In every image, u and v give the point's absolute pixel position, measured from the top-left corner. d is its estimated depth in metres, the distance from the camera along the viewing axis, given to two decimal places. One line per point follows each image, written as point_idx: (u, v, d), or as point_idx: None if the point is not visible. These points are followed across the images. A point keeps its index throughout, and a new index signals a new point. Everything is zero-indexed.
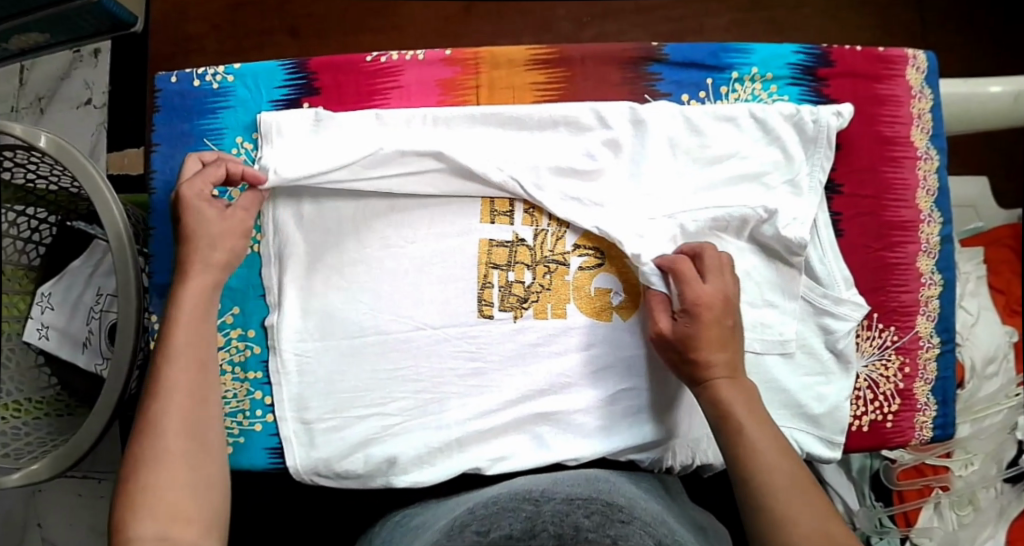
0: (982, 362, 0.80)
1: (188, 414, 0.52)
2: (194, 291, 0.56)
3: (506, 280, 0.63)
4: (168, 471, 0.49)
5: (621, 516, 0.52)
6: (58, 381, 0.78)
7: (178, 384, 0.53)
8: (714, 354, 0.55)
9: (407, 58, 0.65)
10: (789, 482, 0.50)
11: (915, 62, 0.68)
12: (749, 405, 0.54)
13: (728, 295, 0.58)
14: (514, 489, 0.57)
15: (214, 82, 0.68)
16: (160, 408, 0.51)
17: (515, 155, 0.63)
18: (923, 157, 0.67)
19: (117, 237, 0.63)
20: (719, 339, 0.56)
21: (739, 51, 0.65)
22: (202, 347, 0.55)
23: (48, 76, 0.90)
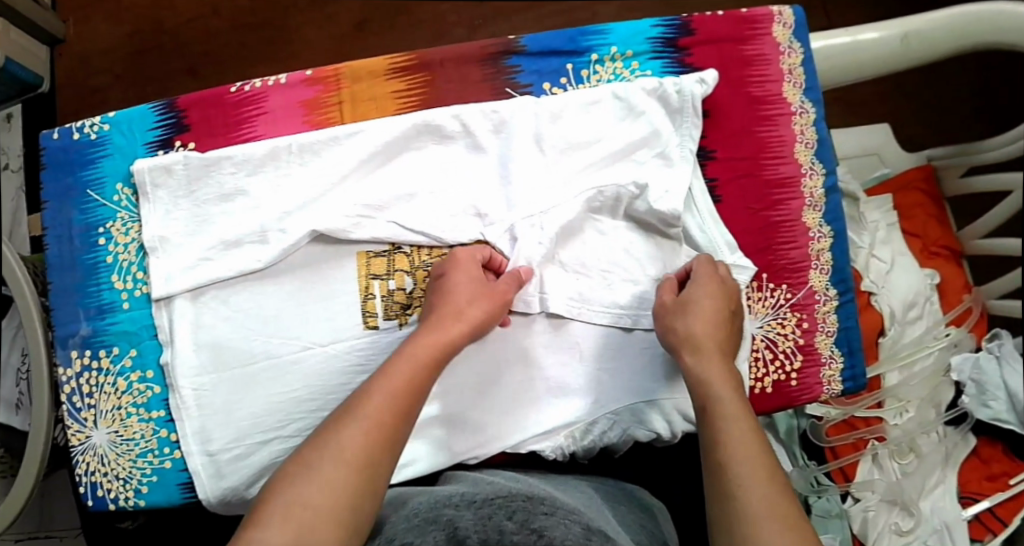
0: (901, 309, 0.80)
1: (367, 445, 0.49)
2: (432, 335, 0.56)
3: (387, 289, 0.63)
4: (326, 485, 0.46)
5: (544, 508, 0.51)
6: None
7: (373, 414, 0.50)
8: (695, 322, 0.57)
9: (269, 84, 0.66)
10: (751, 456, 0.48)
11: (781, 18, 0.68)
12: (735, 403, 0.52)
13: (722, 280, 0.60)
14: (435, 496, 0.54)
15: (92, 133, 0.69)
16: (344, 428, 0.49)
17: (386, 167, 0.64)
18: (798, 111, 0.67)
19: (24, 298, 0.65)
20: (708, 313, 0.58)
21: (597, 33, 0.66)
22: (415, 394, 0.52)
23: None
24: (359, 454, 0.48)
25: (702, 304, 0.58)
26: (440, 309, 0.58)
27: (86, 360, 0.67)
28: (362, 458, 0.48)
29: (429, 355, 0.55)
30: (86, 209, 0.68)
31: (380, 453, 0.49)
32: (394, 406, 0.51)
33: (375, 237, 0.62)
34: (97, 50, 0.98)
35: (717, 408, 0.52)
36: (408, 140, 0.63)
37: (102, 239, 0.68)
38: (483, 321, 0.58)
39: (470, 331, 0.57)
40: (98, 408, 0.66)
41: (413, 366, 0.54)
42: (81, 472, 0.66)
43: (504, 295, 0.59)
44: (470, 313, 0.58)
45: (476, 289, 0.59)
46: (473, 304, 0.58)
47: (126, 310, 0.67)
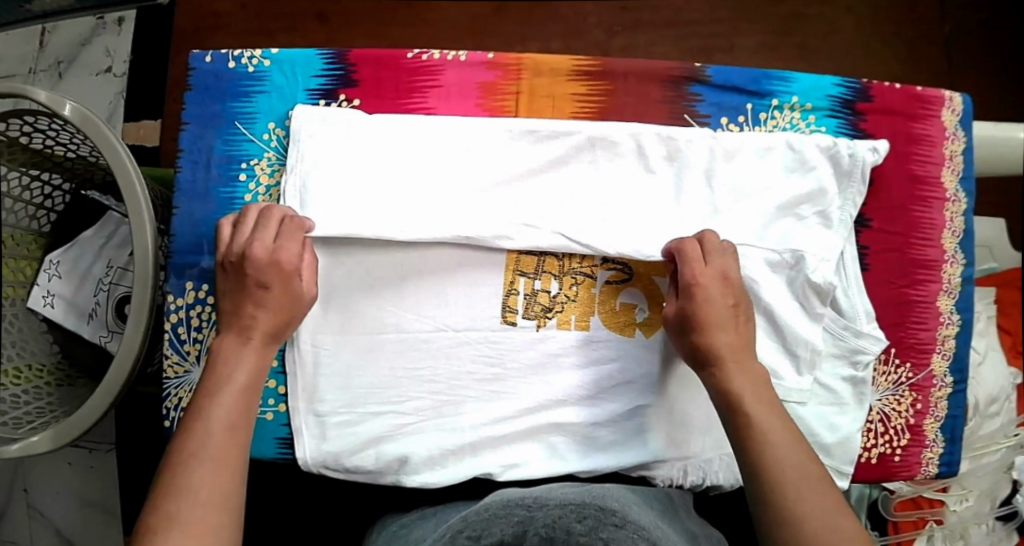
0: (986, 401, 0.82)
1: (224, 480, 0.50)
2: (249, 365, 0.56)
3: (532, 289, 0.63)
4: (195, 524, 0.47)
5: (615, 520, 0.48)
6: (60, 349, 0.82)
7: (217, 450, 0.51)
8: (717, 336, 0.57)
9: (449, 58, 0.64)
10: (809, 474, 0.51)
11: (950, 103, 0.68)
12: (780, 429, 0.53)
13: (729, 276, 0.59)
14: (508, 496, 0.53)
15: (250, 65, 0.66)
16: (196, 468, 0.50)
17: (552, 164, 0.62)
18: (951, 199, 0.68)
19: (138, 215, 0.65)
20: (722, 319, 0.58)
21: (780, 79, 0.65)
22: (240, 418, 0.54)
23: (70, 40, 0.99)
24: (216, 487, 0.50)
25: (707, 313, 0.58)
26: (228, 325, 0.58)
27: (200, 294, 0.65)
28: (223, 494, 0.50)
29: (243, 385, 0.55)
30: (231, 140, 0.65)
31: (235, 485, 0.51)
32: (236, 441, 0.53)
33: (534, 246, 0.61)
34: None
35: (774, 438, 0.53)
36: (582, 144, 0.63)
37: (243, 175, 0.65)
38: (281, 324, 0.58)
39: (261, 351, 0.58)
40: (204, 344, 0.64)
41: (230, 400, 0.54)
42: (171, 405, 0.64)
43: (293, 268, 0.58)
44: (257, 325, 0.58)
45: (263, 293, 0.58)
46: (264, 307, 0.58)
47: None
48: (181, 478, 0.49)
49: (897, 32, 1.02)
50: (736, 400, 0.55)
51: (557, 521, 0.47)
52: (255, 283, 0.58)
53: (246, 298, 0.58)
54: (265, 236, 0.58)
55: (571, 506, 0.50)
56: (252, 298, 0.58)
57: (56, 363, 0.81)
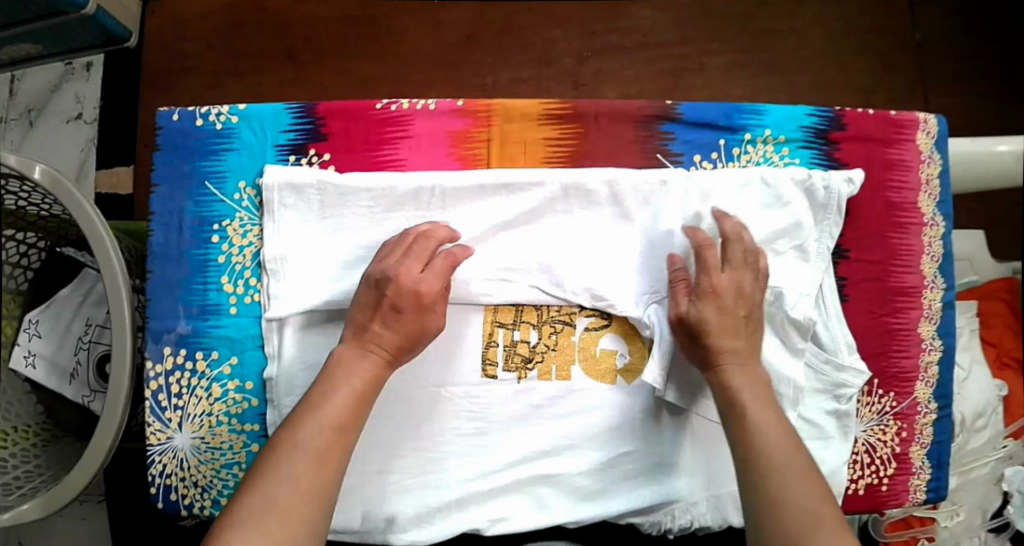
0: (971, 416, 0.82)
1: (310, 482, 0.49)
2: (363, 375, 0.54)
3: (512, 340, 0.62)
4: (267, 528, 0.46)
5: None
6: (45, 408, 0.81)
7: (311, 448, 0.50)
8: (723, 341, 0.57)
9: (417, 107, 0.63)
10: (801, 480, 0.50)
11: (925, 126, 0.67)
12: (778, 435, 0.53)
13: (743, 287, 0.59)
14: None
15: (218, 122, 0.64)
16: (284, 464, 0.49)
17: (530, 218, 0.62)
18: (929, 223, 0.67)
19: (113, 277, 0.64)
20: (727, 326, 0.58)
21: (752, 112, 0.65)
22: (350, 423, 0.52)
23: (40, 88, 0.96)
24: (302, 490, 0.49)
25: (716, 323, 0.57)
26: (350, 330, 0.56)
27: (178, 359, 0.64)
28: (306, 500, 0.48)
29: (356, 394, 0.53)
30: (202, 201, 0.64)
31: (320, 490, 0.49)
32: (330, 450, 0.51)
33: (512, 300, 0.62)
34: (195, 17, 1.01)
35: (769, 438, 0.53)
36: (557, 189, 0.61)
37: (216, 237, 0.64)
38: (406, 346, 0.56)
39: (379, 369, 0.55)
40: (185, 411, 0.63)
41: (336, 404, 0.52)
42: (156, 473, 0.63)
43: (438, 285, 0.57)
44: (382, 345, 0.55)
45: (393, 316, 0.56)
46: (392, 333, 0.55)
47: (233, 315, 0.64)
48: (270, 470, 0.49)
49: (866, 43, 1.02)
50: (736, 397, 0.56)
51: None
52: (390, 306, 0.56)
53: (377, 316, 0.56)
54: (412, 267, 0.57)
55: None
56: (381, 316, 0.56)
57: (39, 423, 0.80)
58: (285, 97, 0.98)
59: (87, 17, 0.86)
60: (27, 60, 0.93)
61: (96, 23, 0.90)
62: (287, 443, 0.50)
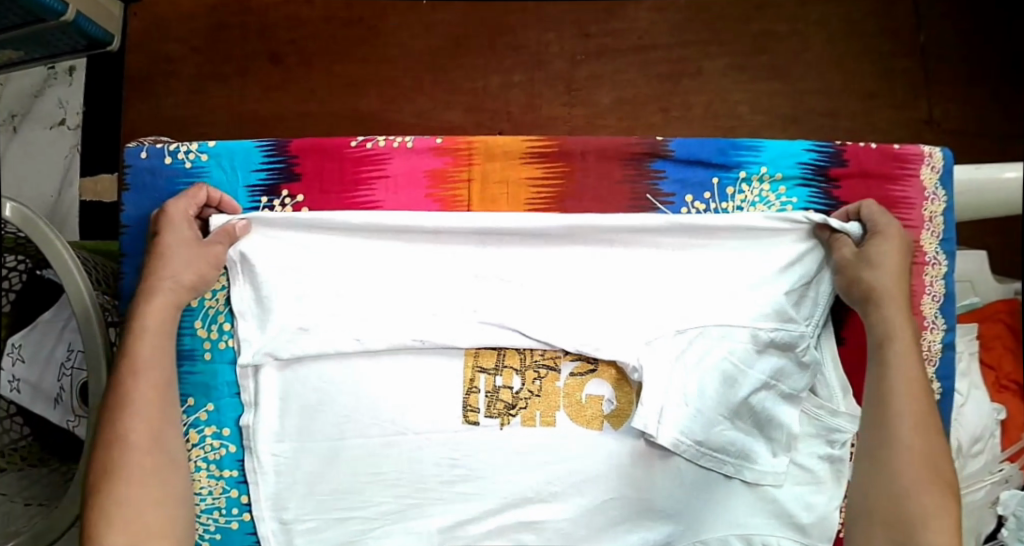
0: (969, 443, 0.81)
1: (154, 428, 0.54)
2: (163, 306, 0.57)
3: (494, 386, 0.61)
4: (136, 482, 0.52)
5: None
6: (31, 431, 0.76)
7: (143, 397, 0.54)
8: (889, 280, 0.58)
9: (394, 145, 0.61)
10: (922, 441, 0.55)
11: (930, 161, 0.64)
12: (911, 392, 0.56)
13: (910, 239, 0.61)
14: None
15: (188, 160, 0.63)
16: (127, 421, 0.53)
17: (515, 262, 0.61)
18: (930, 262, 0.65)
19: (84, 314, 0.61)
20: (894, 268, 0.59)
21: (748, 148, 0.61)
22: (165, 356, 0.56)
23: (21, 93, 0.88)
24: (150, 434, 0.54)
25: (888, 258, 0.59)
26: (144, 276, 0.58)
27: None
28: (152, 462, 0.53)
29: (157, 350, 0.56)
30: None
31: (164, 431, 0.55)
32: (159, 418, 0.55)
33: (493, 344, 0.60)
34: (177, 17, 0.95)
35: (896, 398, 0.56)
36: (537, 230, 0.60)
37: None
38: (197, 279, 0.58)
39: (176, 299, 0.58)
40: None
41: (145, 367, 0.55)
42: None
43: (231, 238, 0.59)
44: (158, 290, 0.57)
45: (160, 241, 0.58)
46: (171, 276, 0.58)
47: (208, 360, 0.62)
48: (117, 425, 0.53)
49: (870, 45, 0.98)
50: (883, 348, 0.58)
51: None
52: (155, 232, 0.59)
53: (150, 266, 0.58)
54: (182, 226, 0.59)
55: None
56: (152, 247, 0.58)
57: (25, 445, 0.75)
58: (271, 103, 0.95)
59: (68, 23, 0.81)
60: (10, 65, 0.86)
61: (77, 29, 0.84)
62: (124, 397, 0.54)
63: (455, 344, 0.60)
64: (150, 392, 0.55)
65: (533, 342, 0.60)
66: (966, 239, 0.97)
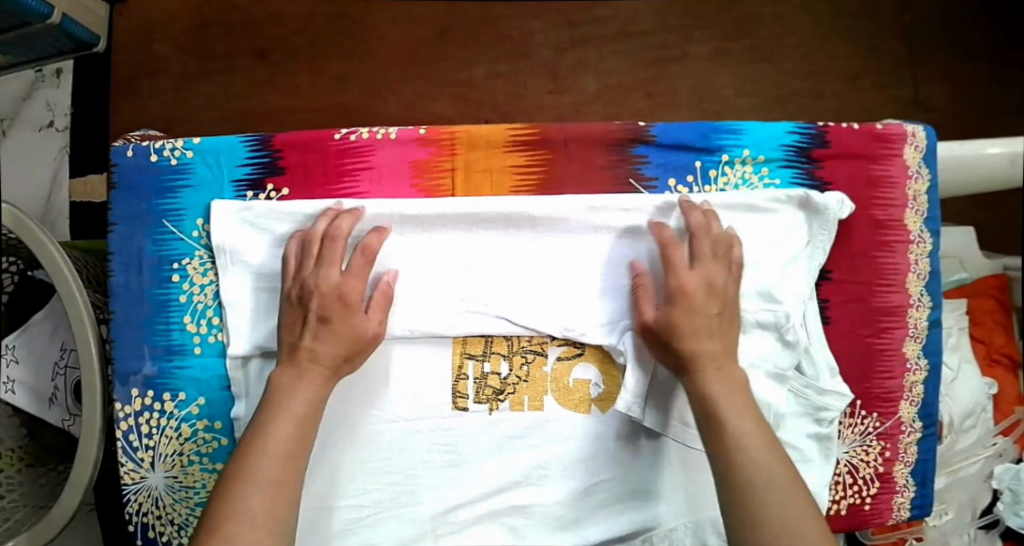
0: (960, 419, 0.81)
1: (283, 471, 0.52)
2: (331, 346, 0.57)
3: (482, 372, 0.61)
4: (255, 525, 0.50)
5: None
6: (28, 431, 0.77)
7: (278, 438, 0.53)
8: (697, 345, 0.56)
9: (378, 137, 0.61)
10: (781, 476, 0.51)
11: (913, 140, 0.64)
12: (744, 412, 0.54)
13: (713, 284, 0.58)
14: None
15: (173, 157, 0.63)
16: (251, 463, 0.52)
17: (503, 250, 0.61)
18: (915, 241, 0.65)
19: (76, 316, 0.61)
20: (700, 330, 0.57)
21: (730, 132, 0.62)
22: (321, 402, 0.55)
23: (11, 97, 0.89)
24: (277, 479, 0.52)
25: (693, 317, 0.57)
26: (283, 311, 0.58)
27: (146, 400, 0.63)
28: (268, 521, 0.50)
29: (300, 414, 0.54)
30: (160, 240, 0.63)
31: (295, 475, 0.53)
32: (286, 458, 0.53)
33: (481, 332, 0.60)
34: (162, 17, 0.95)
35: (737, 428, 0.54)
36: (524, 214, 0.60)
37: (176, 276, 0.63)
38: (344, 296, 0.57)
39: (323, 382, 0.56)
40: (156, 450, 0.63)
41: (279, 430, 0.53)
42: (132, 511, 0.63)
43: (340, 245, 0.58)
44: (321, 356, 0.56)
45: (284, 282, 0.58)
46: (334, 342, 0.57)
47: (198, 355, 0.63)
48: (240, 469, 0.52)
49: (852, 27, 0.99)
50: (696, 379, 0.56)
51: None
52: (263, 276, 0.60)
53: (308, 330, 0.57)
54: (330, 272, 0.57)
55: None
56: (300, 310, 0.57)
57: (22, 446, 0.75)
58: (259, 99, 0.95)
59: (55, 26, 0.81)
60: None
61: (63, 31, 0.85)
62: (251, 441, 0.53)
63: (443, 333, 0.60)
64: (290, 434, 0.54)
65: (520, 328, 0.61)
66: (952, 218, 0.98)
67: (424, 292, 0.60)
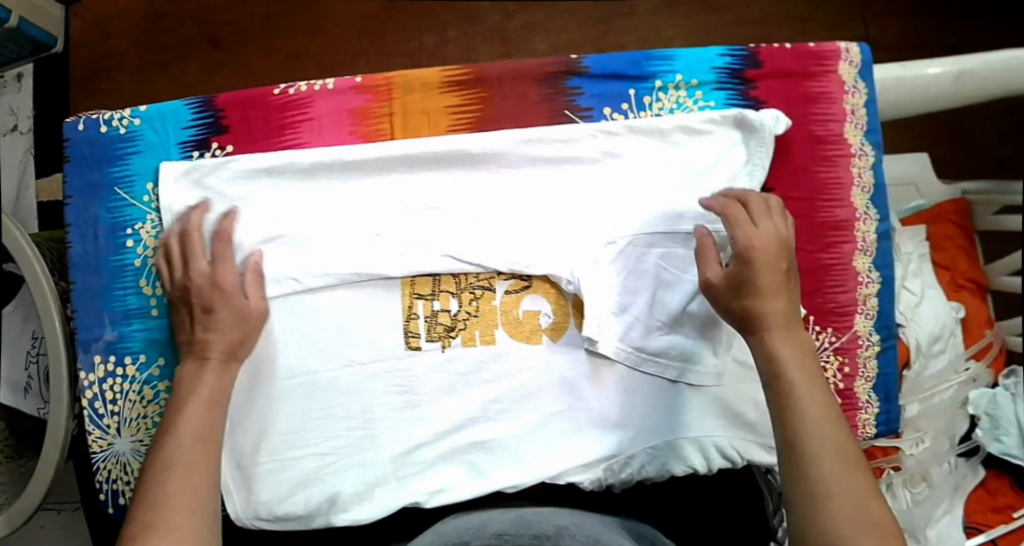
0: (927, 342, 0.82)
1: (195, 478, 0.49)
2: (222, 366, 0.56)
3: (432, 310, 0.63)
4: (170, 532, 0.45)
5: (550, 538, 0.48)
6: (6, 425, 0.75)
7: (193, 444, 0.50)
8: (768, 302, 0.54)
9: (316, 88, 0.62)
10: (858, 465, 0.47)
11: (847, 56, 0.65)
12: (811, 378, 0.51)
13: (778, 233, 0.57)
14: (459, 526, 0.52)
15: (122, 127, 0.65)
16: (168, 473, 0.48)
17: (446, 190, 0.62)
18: (857, 154, 0.65)
19: (43, 296, 0.61)
20: (773, 285, 0.55)
21: (661, 58, 0.63)
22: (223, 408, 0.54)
23: None
24: (194, 486, 0.48)
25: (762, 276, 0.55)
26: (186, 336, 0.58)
27: (109, 366, 0.64)
28: (195, 499, 0.48)
29: (207, 398, 0.54)
30: (114, 208, 0.64)
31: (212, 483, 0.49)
32: (204, 464, 0.50)
33: (429, 270, 0.62)
34: (114, 13, 0.97)
35: (804, 399, 0.50)
36: (461, 152, 0.61)
37: (130, 241, 0.64)
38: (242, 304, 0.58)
39: (222, 372, 0.56)
40: (122, 415, 0.64)
41: (196, 417, 0.53)
42: (102, 479, 0.64)
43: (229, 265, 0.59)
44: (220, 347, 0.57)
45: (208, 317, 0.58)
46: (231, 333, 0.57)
47: (156, 317, 0.64)
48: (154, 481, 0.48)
49: None
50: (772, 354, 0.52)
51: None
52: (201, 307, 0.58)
53: (195, 324, 0.58)
54: (200, 264, 0.59)
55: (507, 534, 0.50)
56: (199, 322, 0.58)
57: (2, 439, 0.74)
58: (215, 86, 0.97)
59: (13, 29, 0.83)
60: None
61: (22, 34, 0.86)
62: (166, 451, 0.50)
63: (389, 273, 0.61)
64: (194, 436, 0.51)
65: (465, 265, 0.62)
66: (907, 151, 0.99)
67: (370, 237, 0.62)
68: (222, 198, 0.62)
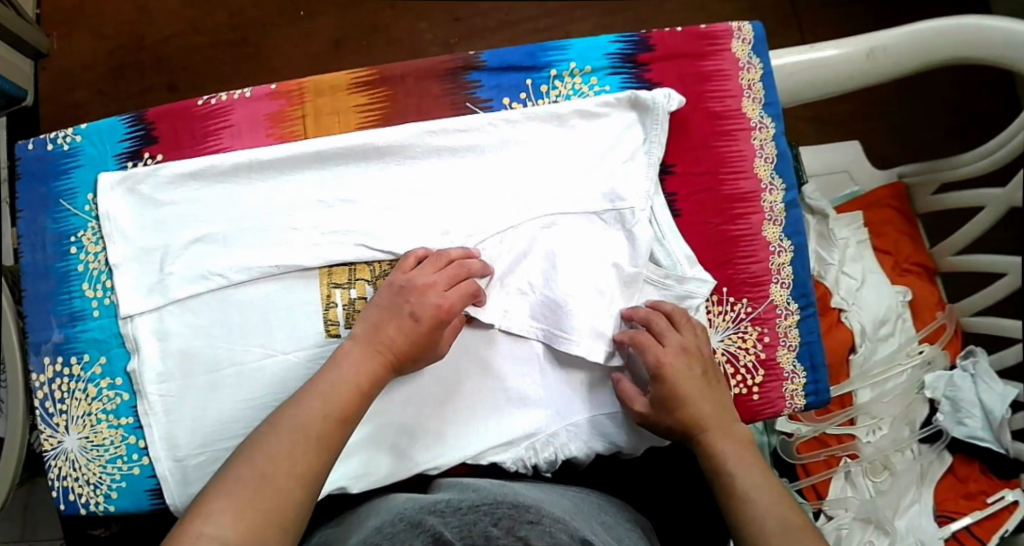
0: (872, 326, 0.82)
1: (300, 448, 0.50)
2: (372, 358, 0.57)
3: (349, 298, 0.64)
4: (242, 499, 0.46)
5: (530, 516, 0.44)
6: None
7: (311, 421, 0.52)
8: (699, 407, 0.58)
9: (235, 97, 0.68)
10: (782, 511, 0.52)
11: (739, 34, 0.68)
12: (739, 454, 0.56)
13: (689, 349, 0.60)
14: (420, 502, 0.48)
15: (65, 144, 0.70)
16: (275, 437, 0.50)
17: (356, 182, 0.65)
18: (757, 126, 0.67)
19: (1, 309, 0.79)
20: (697, 393, 0.59)
21: (556, 49, 0.67)
22: (357, 395, 0.55)
23: None
24: (300, 457, 0.50)
25: (683, 389, 0.58)
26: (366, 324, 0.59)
27: (57, 367, 0.67)
28: (307, 472, 0.50)
29: (359, 387, 0.55)
30: (60, 219, 0.69)
31: (319, 460, 0.51)
32: (314, 442, 0.51)
33: (344, 259, 0.64)
34: (82, 67, 1.06)
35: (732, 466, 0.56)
36: (369, 145, 0.65)
37: (74, 248, 0.69)
38: (445, 308, 0.59)
39: (382, 369, 0.57)
40: (70, 414, 0.67)
41: (336, 393, 0.54)
42: (54, 476, 0.66)
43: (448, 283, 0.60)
44: (394, 346, 0.58)
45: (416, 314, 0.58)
46: (404, 336, 0.58)
47: (96, 318, 0.67)
48: (262, 440, 0.51)
49: None
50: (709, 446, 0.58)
51: (474, 525, 0.41)
52: (402, 305, 0.59)
53: (400, 321, 0.58)
54: (421, 273, 0.60)
55: (483, 506, 0.47)
56: (400, 317, 0.58)
57: None
58: None
59: None
60: None
61: None
62: (290, 417, 0.52)
63: (306, 264, 0.64)
64: (320, 413, 0.52)
65: (376, 253, 0.64)
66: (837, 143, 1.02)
67: (287, 230, 0.65)
68: (156, 203, 0.66)
